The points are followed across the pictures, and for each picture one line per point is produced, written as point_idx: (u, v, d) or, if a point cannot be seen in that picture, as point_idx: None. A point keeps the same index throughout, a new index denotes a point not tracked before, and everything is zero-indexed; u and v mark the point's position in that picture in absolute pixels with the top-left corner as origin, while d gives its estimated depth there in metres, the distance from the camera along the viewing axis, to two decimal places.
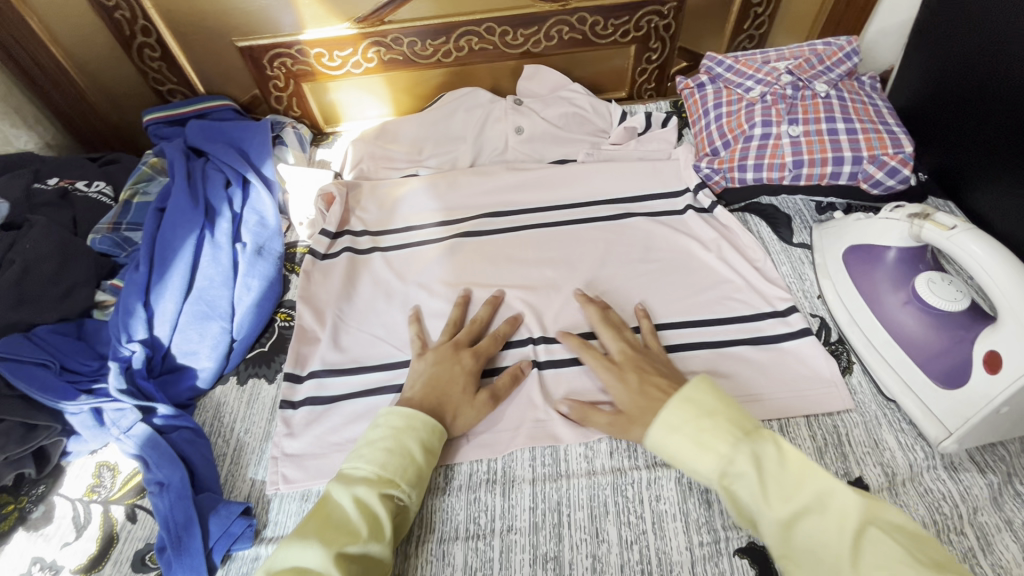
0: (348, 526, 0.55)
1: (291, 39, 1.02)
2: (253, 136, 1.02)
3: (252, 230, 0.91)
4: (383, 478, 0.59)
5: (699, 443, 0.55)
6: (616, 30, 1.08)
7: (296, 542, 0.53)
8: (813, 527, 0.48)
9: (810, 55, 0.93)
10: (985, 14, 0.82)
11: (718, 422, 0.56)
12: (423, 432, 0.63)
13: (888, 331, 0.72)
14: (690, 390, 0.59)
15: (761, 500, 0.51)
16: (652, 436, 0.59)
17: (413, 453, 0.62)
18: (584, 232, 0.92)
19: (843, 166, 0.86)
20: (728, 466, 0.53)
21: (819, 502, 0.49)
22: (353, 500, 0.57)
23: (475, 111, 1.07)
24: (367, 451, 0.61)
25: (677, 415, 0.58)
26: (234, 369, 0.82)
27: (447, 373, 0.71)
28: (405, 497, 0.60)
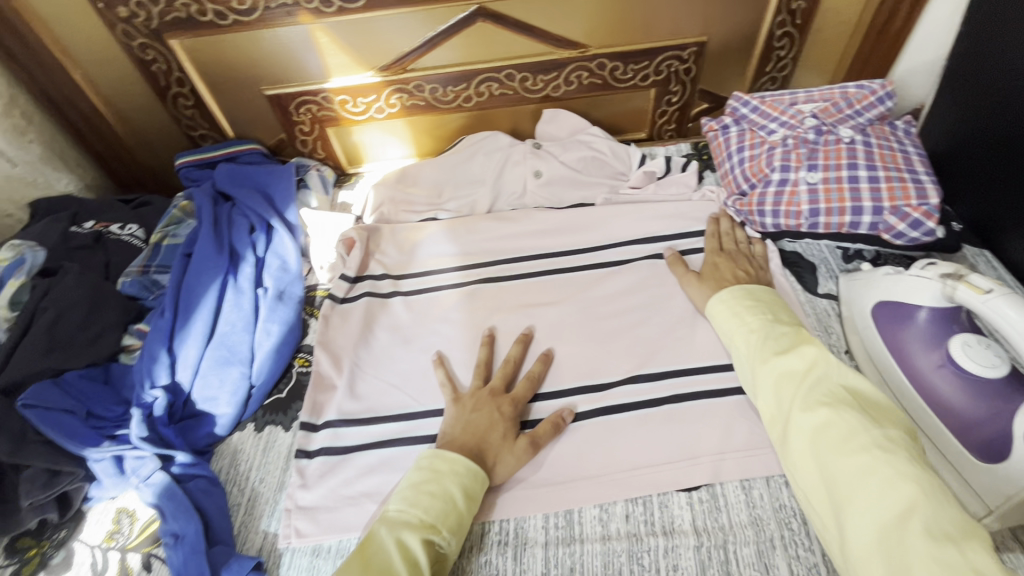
0: (388, 570, 0.55)
1: (318, 87, 1.06)
2: (278, 181, 1.05)
3: (274, 274, 0.93)
4: (426, 523, 0.60)
5: (731, 316, 0.75)
6: (636, 74, 1.08)
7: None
8: (787, 372, 0.64)
9: (839, 99, 0.90)
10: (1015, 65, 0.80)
11: (757, 307, 0.74)
12: (465, 478, 0.64)
13: (920, 394, 0.69)
14: (751, 286, 0.79)
15: (758, 354, 0.68)
16: (706, 306, 0.80)
17: (455, 497, 0.63)
18: (602, 280, 0.91)
19: (863, 216, 0.84)
20: (745, 329, 0.72)
21: (799, 358, 0.64)
22: (394, 541, 0.57)
23: (494, 155, 1.08)
24: (412, 493, 0.63)
25: (727, 293, 0.78)
26: (252, 416, 0.83)
27: (484, 419, 0.72)
28: (445, 548, 0.60)
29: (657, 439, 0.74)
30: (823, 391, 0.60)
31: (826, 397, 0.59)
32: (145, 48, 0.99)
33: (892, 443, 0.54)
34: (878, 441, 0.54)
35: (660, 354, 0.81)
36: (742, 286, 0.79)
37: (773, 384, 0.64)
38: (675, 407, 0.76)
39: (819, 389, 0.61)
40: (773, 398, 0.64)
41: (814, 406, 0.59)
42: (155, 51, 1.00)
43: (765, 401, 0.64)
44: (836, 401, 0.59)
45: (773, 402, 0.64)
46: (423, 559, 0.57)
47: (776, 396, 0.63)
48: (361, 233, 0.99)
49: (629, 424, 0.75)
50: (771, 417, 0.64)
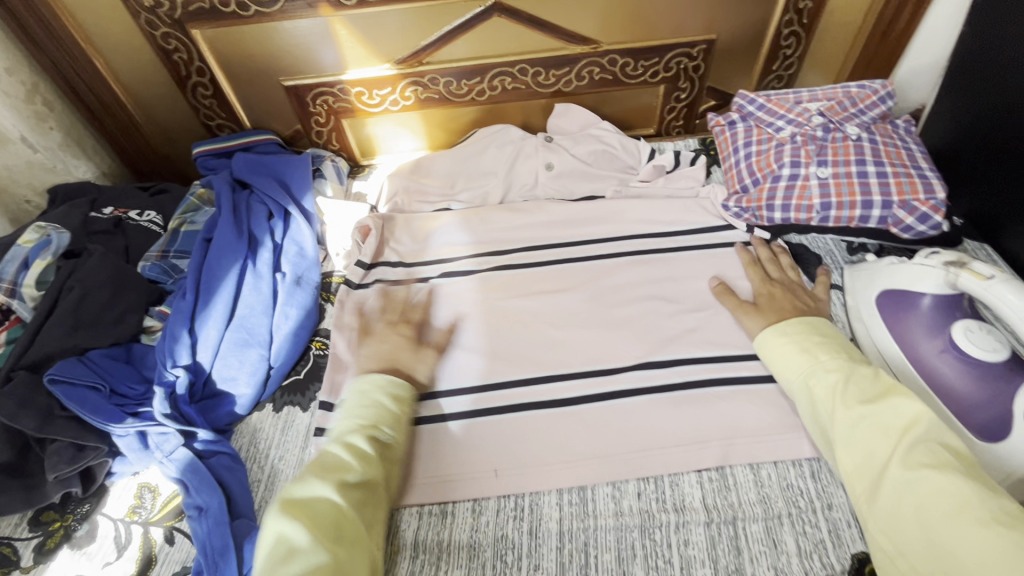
0: (339, 465, 0.60)
1: (334, 79, 1.08)
2: (295, 169, 1.07)
3: (292, 260, 0.95)
4: (364, 425, 0.65)
5: (801, 352, 0.67)
6: (645, 71, 1.11)
7: (298, 483, 0.57)
8: (877, 426, 0.56)
9: (843, 98, 0.91)
10: (1011, 65, 0.83)
11: (828, 343, 0.67)
12: (386, 386, 0.70)
13: (922, 378, 0.71)
14: (814, 317, 0.73)
15: (838, 400, 0.60)
16: (762, 337, 0.73)
17: (386, 403, 0.68)
18: (613, 269, 0.94)
19: (872, 210, 0.85)
20: (820, 368, 0.64)
21: (892, 410, 0.56)
22: (342, 446, 0.62)
23: (506, 148, 1.11)
24: (346, 409, 0.68)
25: (790, 325, 0.71)
26: (271, 397, 0.85)
27: (391, 346, 0.79)
28: (387, 444, 0.66)
29: (668, 420, 0.76)
30: (924, 450, 0.52)
31: (930, 461, 0.51)
32: (168, 37, 1.02)
33: (1013, 519, 0.46)
34: (995, 514, 0.46)
35: (670, 341, 0.84)
36: (801, 317, 0.73)
37: (861, 438, 0.56)
38: (685, 391, 0.78)
39: (920, 449, 0.53)
40: (864, 456, 0.55)
41: (915, 472, 0.51)
42: (177, 40, 1.02)
43: (850, 456, 0.57)
44: (943, 467, 0.51)
45: (862, 461, 0.55)
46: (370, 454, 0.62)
47: (866, 451, 0.56)
48: (377, 221, 1.01)
49: (641, 407, 0.77)
50: (856, 476, 0.56)
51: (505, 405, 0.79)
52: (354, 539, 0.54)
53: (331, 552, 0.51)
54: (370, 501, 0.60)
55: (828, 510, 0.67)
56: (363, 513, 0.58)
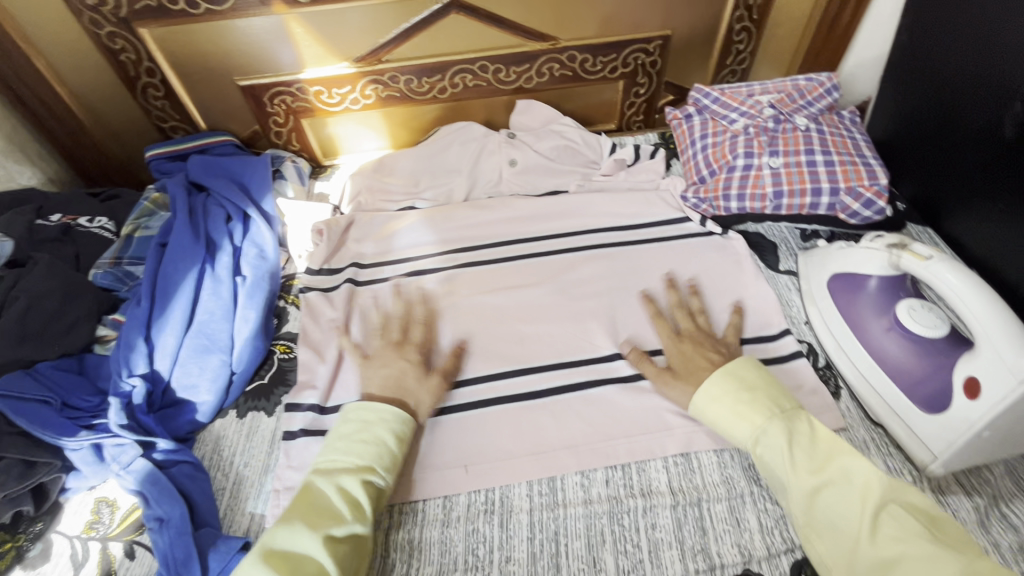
0: (330, 510, 0.59)
1: (291, 78, 1.07)
2: (254, 171, 1.05)
3: (252, 263, 0.93)
4: (361, 466, 0.63)
5: (736, 415, 0.64)
6: (604, 67, 1.12)
7: (283, 527, 0.57)
8: (837, 498, 0.55)
9: (792, 90, 0.95)
10: (942, 61, 0.89)
11: (759, 400, 0.64)
12: (393, 423, 0.67)
13: (872, 356, 0.74)
14: (735, 366, 0.69)
15: (788, 471, 0.58)
16: (696, 402, 0.68)
17: (385, 441, 0.66)
18: (578, 262, 0.95)
19: (821, 198, 0.88)
20: (763, 435, 0.61)
21: (844, 478, 0.56)
22: (335, 489, 0.61)
23: (469, 145, 1.11)
24: (343, 445, 0.65)
25: (722, 385, 0.67)
26: (234, 403, 0.83)
27: (396, 370, 0.75)
28: (381, 486, 0.64)
29: (635, 408, 0.77)
30: (888, 520, 0.53)
31: (896, 534, 0.51)
32: (114, 37, 0.98)
33: None
34: None
35: (634, 331, 0.85)
36: (720, 369, 0.69)
37: (826, 513, 0.55)
38: (650, 379, 0.80)
39: (886, 519, 0.53)
40: (834, 537, 0.54)
41: (887, 550, 0.51)
42: (123, 40, 0.99)
43: (822, 536, 0.55)
44: (910, 539, 0.51)
45: (834, 543, 0.54)
46: (363, 500, 0.61)
47: (836, 528, 0.55)
48: (332, 224, 1.00)
49: (608, 396, 0.78)
50: (831, 558, 0.55)
51: (474, 402, 0.79)
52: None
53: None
54: (359, 547, 0.59)
55: None
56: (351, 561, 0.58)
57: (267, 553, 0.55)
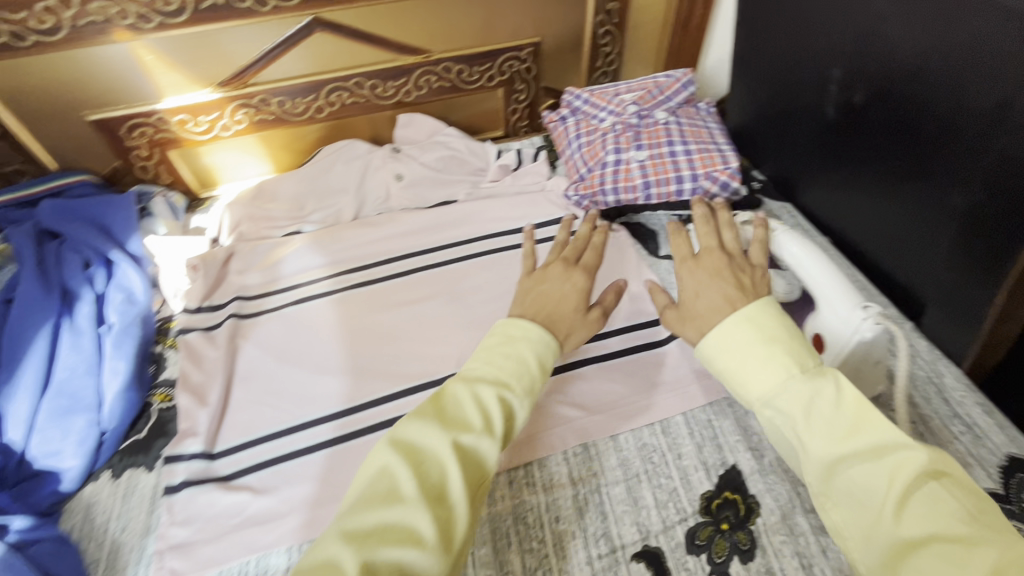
0: (460, 418, 0.52)
1: (150, 108, 1.00)
2: (116, 211, 0.96)
3: (118, 308, 0.86)
4: (501, 380, 0.56)
5: (750, 370, 0.54)
6: (481, 76, 1.14)
7: (415, 420, 0.52)
8: (861, 472, 0.45)
9: (652, 87, 1.00)
10: (768, 50, 0.96)
11: (777, 355, 0.53)
12: (538, 346, 0.60)
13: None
14: (756, 309, 0.57)
15: (804, 435, 0.49)
16: (707, 353, 0.58)
17: (529, 361, 0.58)
18: (471, 270, 0.96)
19: (684, 184, 0.93)
20: (777, 395, 0.51)
21: (871, 448, 0.46)
22: (470, 395, 0.54)
23: (353, 163, 1.09)
24: (485, 354, 0.59)
25: (737, 334, 0.56)
26: (107, 464, 0.76)
27: (557, 292, 0.68)
28: (518, 409, 0.55)
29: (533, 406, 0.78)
30: (920, 498, 0.43)
31: (927, 512, 0.42)
32: None
33: None
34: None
35: None
36: (746, 310, 0.57)
37: (842, 486, 0.46)
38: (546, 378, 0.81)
39: (916, 499, 0.43)
40: (854, 510, 0.45)
41: (914, 529, 0.42)
42: None
43: (840, 508, 0.47)
44: (943, 520, 0.41)
45: (852, 517, 0.46)
46: (496, 416, 0.53)
47: (852, 505, 0.46)
48: (205, 257, 0.95)
49: None
50: (846, 532, 0.46)
51: (370, 424, 0.77)
52: (459, 509, 0.48)
53: (434, 513, 0.46)
54: (490, 467, 0.51)
55: (678, 460, 0.73)
56: (478, 476, 0.51)
57: (396, 442, 0.50)
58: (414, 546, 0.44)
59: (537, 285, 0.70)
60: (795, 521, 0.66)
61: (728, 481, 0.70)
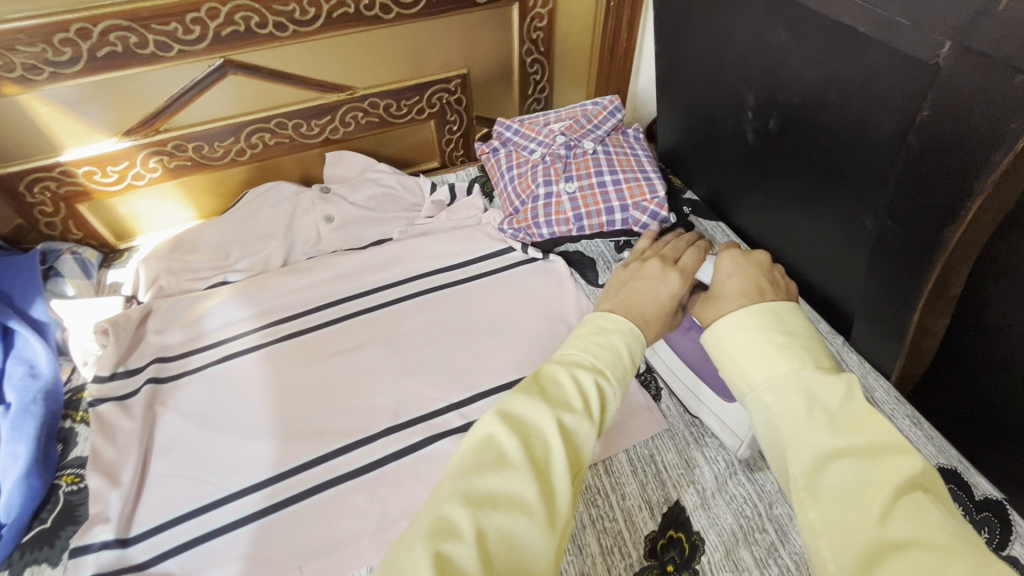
0: (562, 398, 0.48)
1: (52, 161, 0.93)
2: (16, 275, 0.89)
3: (18, 384, 0.79)
4: (598, 364, 0.51)
5: (757, 353, 0.49)
6: (410, 110, 1.12)
7: (520, 395, 0.48)
8: (852, 468, 0.41)
9: (580, 116, 1.01)
10: (687, 73, 0.97)
11: (792, 344, 0.49)
12: (631, 337, 0.55)
13: (681, 359, 0.77)
14: (779, 307, 0.52)
15: (801, 423, 0.44)
16: (717, 331, 0.53)
17: (621, 352, 0.54)
18: (407, 312, 0.93)
19: (615, 215, 0.93)
20: (781, 380, 0.47)
21: (871, 446, 0.42)
22: (570, 374, 0.49)
23: (280, 206, 1.05)
24: (577, 339, 0.55)
25: (755, 320, 0.52)
26: (5, 562, 0.68)
27: (652, 289, 0.65)
28: (613, 399, 0.51)
29: None
30: (909, 505, 0.39)
31: (914, 519, 0.38)
32: None
33: None
34: None
35: (469, 374, 0.84)
36: (767, 303, 0.53)
37: (827, 482, 0.41)
38: None
39: (905, 506, 0.38)
40: (838, 509, 0.40)
41: (898, 534, 0.38)
42: None
43: (819, 506, 0.41)
44: (931, 531, 0.37)
45: (833, 514, 0.40)
46: (596, 400, 0.48)
47: (835, 504, 0.41)
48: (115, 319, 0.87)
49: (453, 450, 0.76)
50: (821, 533, 0.41)
51: (300, 491, 0.72)
52: (562, 489, 0.43)
53: (541, 487, 0.42)
54: (588, 452, 0.47)
55: (623, 500, 0.72)
56: (578, 461, 0.46)
57: (503, 414, 0.47)
58: (524, 516, 0.41)
59: (630, 281, 0.67)
60: (739, 556, 0.65)
61: (671, 519, 0.69)
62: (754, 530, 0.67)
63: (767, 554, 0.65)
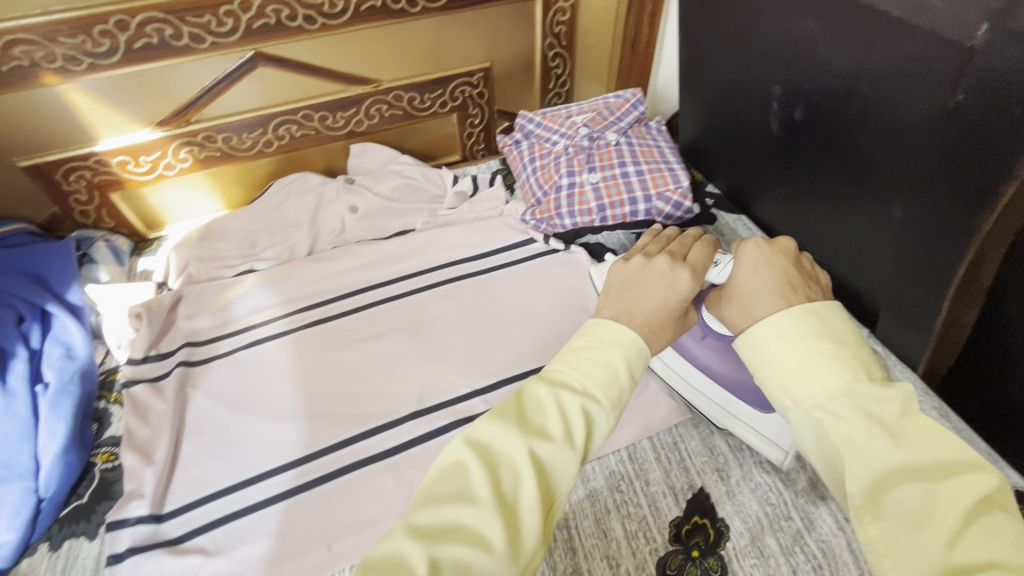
0: (542, 423, 0.43)
1: (88, 150, 0.96)
2: (53, 260, 0.92)
3: (55, 365, 0.81)
4: (587, 385, 0.45)
5: (799, 363, 0.44)
6: (433, 103, 1.14)
7: (494, 419, 0.43)
8: (913, 487, 0.37)
9: (602, 108, 1.01)
10: (711, 67, 0.97)
11: (836, 353, 0.43)
12: (631, 351, 0.48)
13: (704, 371, 0.73)
14: (820, 311, 0.46)
15: (854, 440, 0.40)
16: (754, 339, 0.47)
17: (619, 371, 0.47)
18: (430, 301, 0.94)
19: (638, 205, 0.94)
20: (826, 394, 0.42)
21: (934, 460, 0.37)
22: (553, 397, 0.44)
23: (306, 197, 1.07)
24: (569, 353, 0.49)
25: (793, 325, 0.46)
26: (44, 535, 0.71)
27: (656, 293, 0.55)
28: (602, 426, 0.45)
29: None
30: (982, 524, 0.34)
31: (988, 540, 0.34)
32: None
33: None
34: None
35: (493, 361, 0.85)
36: (806, 306, 0.47)
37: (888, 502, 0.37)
38: None
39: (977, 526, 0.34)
40: (903, 533, 0.36)
41: (969, 558, 0.34)
42: None
43: (881, 529, 0.38)
44: (1003, 549, 0.33)
45: (898, 537, 0.37)
46: (579, 429, 0.43)
47: (898, 525, 0.37)
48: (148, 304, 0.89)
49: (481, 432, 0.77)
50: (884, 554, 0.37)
51: (327, 472, 0.74)
52: (529, 526, 0.39)
53: (505, 523, 0.38)
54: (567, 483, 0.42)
55: (647, 487, 0.72)
56: (553, 493, 0.42)
57: (474, 441, 0.42)
58: (481, 553, 0.37)
59: (634, 281, 0.58)
60: (765, 543, 0.65)
61: (696, 506, 0.69)
62: (780, 518, 0.67)
63: (793, 541, 0.65)
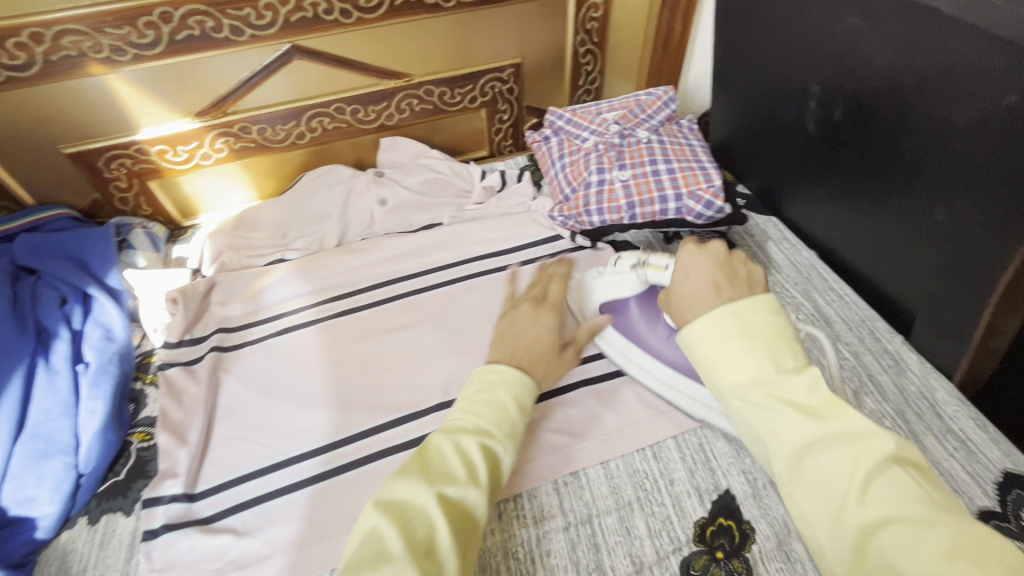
0: (445, 470, 0.49)
1: (129, 139, 0.99)
2: (94, 245, 0.95)
3: (96, 346, 0.84)
4: (481, 427, 0.52)
5: (724, 358, 0.49)
6: (463, 98, 1.14)
7: (399, 475, 0.48)
8: (828, 455, 0.43)
9: (634, 106, 1.00)
10: (746, 65, 0.96)
11: (754, 344, 0.49)
12: (516, 387, 0.57)
13: (674, 368, 0.79)
14: (743, 306, 0.52)
15: (775, 418, 0.45)
16: (687, 341, 0.53)
17: (508, 406, 0.55)
18: (457, 294, 0.94)
19: (668, 204, 0.92)
20: (747, 383, 0.47)
21: (846, 430, 0.43)
22: (453, 445, 0.50)
23: (337, 188, 1.08)
24: (466, 401, 0.56)
25: (719, 326, 0.51)
26: (83, 509, 0.73)
27: (528, 333, 0.67)
28: (502, 457, 0.52)
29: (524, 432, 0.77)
30: (885, 482, 0.41)
31: (891, 494, 0.40)
32: None
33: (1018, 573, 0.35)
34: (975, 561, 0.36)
35: None
36: (725, 305, 0.52)
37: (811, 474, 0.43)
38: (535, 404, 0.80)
39: (882, 485, 0.41)
40: (818, 498, 0.42)
41: (874, 513, 0.40)
42: None
43: (799, 496, 0.44)
44: (904, 502, 0.39)
45: (814, 499, 0.43)
46: (480, 467, 0.49)
47: (819, 489, 0.42)
48: (184, 290, 0.92)
49: None
50: (810, 516, 0.43)
51: (355, 459, 0.75)
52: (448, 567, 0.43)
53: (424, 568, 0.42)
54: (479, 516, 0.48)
55: (672, 486, 0.72)
56: (466, 531, 0.47)
57: (382, 502, 0.47)
58: None
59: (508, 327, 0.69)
60: (792, 547, 0.65)
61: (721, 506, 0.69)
62: None
63: None
